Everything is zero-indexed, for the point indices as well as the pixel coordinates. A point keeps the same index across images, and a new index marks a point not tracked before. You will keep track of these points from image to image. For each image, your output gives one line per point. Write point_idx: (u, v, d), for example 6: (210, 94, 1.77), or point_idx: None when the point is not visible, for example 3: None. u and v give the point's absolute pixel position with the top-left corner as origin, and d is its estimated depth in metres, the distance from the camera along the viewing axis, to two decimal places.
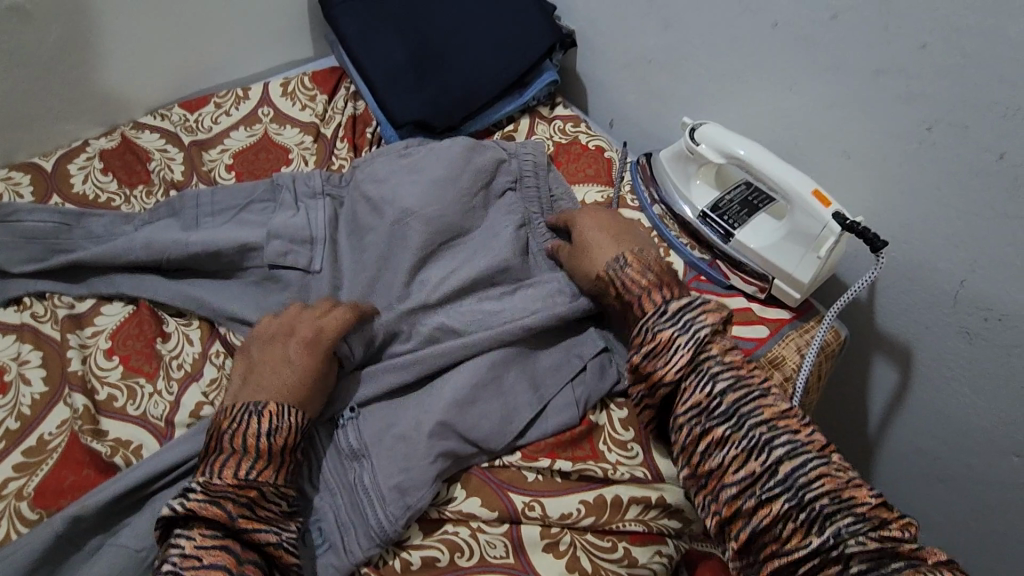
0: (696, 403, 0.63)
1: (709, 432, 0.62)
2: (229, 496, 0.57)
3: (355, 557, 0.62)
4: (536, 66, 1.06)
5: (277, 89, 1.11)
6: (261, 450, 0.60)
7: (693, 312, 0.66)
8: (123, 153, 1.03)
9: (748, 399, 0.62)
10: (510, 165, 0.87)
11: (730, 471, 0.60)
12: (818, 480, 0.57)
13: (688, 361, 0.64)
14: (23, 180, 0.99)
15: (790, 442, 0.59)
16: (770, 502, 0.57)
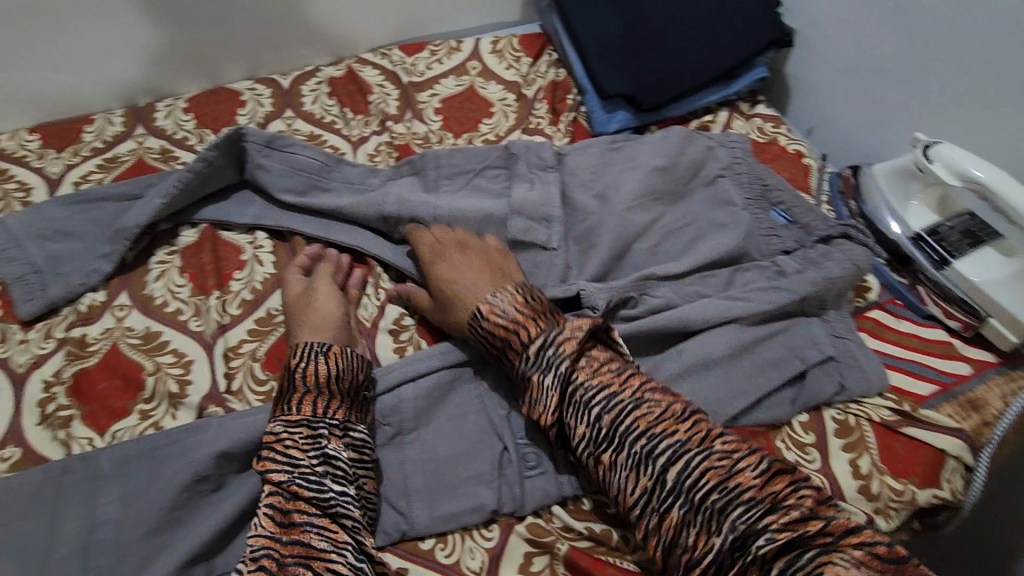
0: (585, 434, 0.64)
1: (596, 455, 0.63)
2: (282, 442, 0.63)
3: (564, 490, 0.68)
4: (749, 61, 1.05)
5: (488, 46, 1.17)
6: (299, 390, 0.66)
7: (550, 351, 0.66)
8: (348, 83, 1.13)
9: (624, 417, 0.63)
10: (718, 153, 0.96)
11: (674, 511, 0.58)
12: (743, 501, 0.56)
13: (560, 397, 0.65)
14: (265, 93, 1.11)
15: (682, 458, 0.59)
16: (678, 525, 0.58)
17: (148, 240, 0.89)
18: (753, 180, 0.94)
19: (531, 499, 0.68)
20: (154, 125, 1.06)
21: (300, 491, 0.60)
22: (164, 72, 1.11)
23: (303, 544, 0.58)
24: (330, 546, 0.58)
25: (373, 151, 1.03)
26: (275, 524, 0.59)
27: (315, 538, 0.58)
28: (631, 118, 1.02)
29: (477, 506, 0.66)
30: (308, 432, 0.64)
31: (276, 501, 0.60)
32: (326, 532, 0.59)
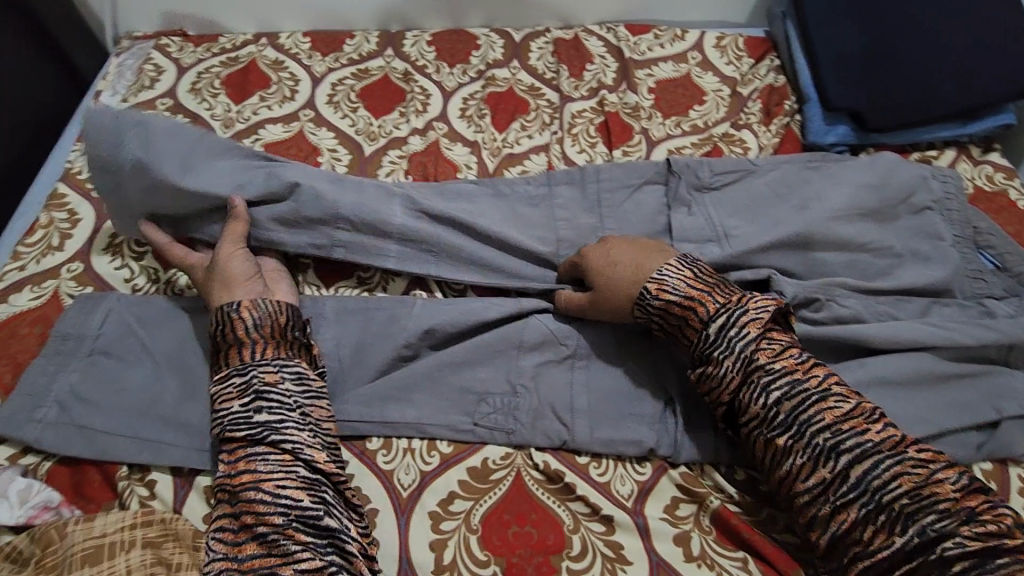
0: (755, 413, 0.65)
1: (765, 435, 0.65)
2: (219, 396, 0.68)
3: (721, 453, 0.70)
4: (998, 104, 1.00)
5: (712, 40, 1.20)
6: (230, 342, 0.70)
7: (734, 331, 0.67)
8: (573, 47, 1.20)
9: (807, 406, 0.63)
10: (931, 187, 0.91)
11: (849, 499, 0.60)
12: (936, 509, 0.57)
13: (739, 379, 0.66)
14: (498, 43, 1.21)
15: (866, 455, 0.60)
16: (855, 518, 0.59)
17: (383, 142, 1.04)
18: (972, 222, 0.89)
19: (688, 451, 0.71)
20: (401, 50, 1.20)
21: (238, 430, 0.64)
22: (420, 7, 1.25)
23: (250, 472, 0.62)
24: (280, 464, 0.62)
25: (576, 114, 1.08)
26: (229, 465, 0.63)
27: (266, 463, 0.62)
28: (851, 134, 1.01)
29: (638, 441, 0.71)
30: (242, 374, 0.68)
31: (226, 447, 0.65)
32: (272, 456, 0.63)
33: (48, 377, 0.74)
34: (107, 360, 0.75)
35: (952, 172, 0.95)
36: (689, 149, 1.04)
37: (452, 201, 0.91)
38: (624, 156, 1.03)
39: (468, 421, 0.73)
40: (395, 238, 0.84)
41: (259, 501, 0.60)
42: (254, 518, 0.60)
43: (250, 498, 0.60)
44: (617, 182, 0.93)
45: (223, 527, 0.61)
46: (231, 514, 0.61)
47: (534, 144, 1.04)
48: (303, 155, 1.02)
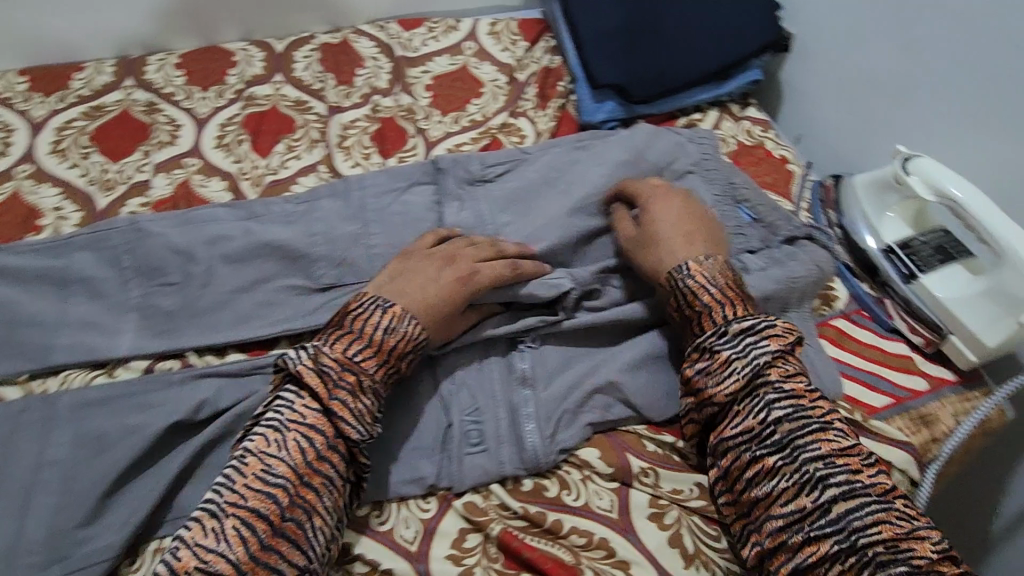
0: (750, 429, 0.62)
1: (747, 453, 0.62)
2: (327, 367, 0.62)
3: (503, 469, 0.67)
4: (742, 62, 1.04)
5: (486, 27, 1.17)
6: (375, 341, 0.65)
7: (753, 339, 0.65)
8: (341, 52, 1.12)
9: (805, 433, 0.60)
10: (690, 151, 0.94)
11: (778, 502, 0.59)
12: (907, 563, 0.52)
13: (743, 385, 0.63)
14: (258, 56, 1.10)
15: (847, 481, 0.57)
16: (829, 552, 0.55)
17: (121, 189, 0.91)
18: (723, 176, 0.92)
19: (470, 475, 0.67)
20: (142, 78, 1.06)
21: (331, 436, 0.61)
22: (161, 28, 1.11)
23: (316, 496, 0.59)
24: (332, 506, 0.60)
25: (348, 125, 1.02)
26: (303, 459, 0.59)
27: (328, 496, 0.60)
28: (621, 109, 1.01)
29: (418, 478, 0.67)
30: (371, 395, 0.63)
31: (314, 441, 0.60)
32: (334, 490, 0.60)
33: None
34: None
35: (707, 131, 0.99)
36: (468, 145, 1.01)
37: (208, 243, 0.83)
38: (400, 162, 0.97)
39: None
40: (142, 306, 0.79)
41: (308, 529, 0.58)
42: (288, 546, 0.56)
43: (281, 532, 0.56)
44: (384, 187, 0.91)
45: (249, 520, 0.55)
46: (272, 519, 0.56)
47: (303, 165, 0.96)
48: (21, 221, 0.87)
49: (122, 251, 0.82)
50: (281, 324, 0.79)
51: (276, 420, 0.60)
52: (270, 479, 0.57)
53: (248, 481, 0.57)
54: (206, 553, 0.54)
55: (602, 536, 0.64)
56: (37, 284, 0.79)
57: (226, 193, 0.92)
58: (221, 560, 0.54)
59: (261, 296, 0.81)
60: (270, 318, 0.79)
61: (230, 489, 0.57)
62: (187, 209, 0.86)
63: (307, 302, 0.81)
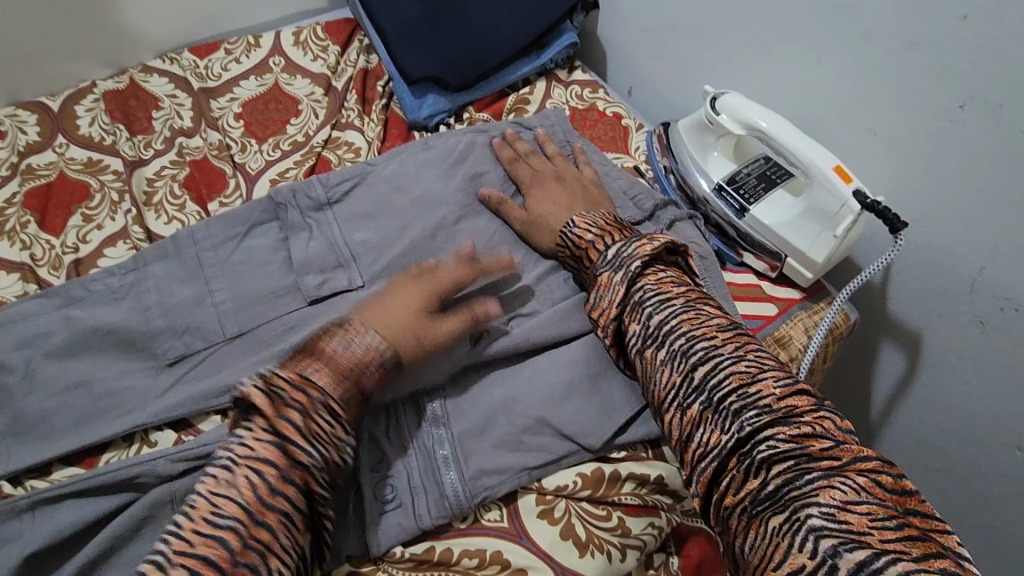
0: (630, 332, 0.66)
1: (641, 350, 0.64)
2: (275, 390, 0.57)
3: (422, 522, 0.62)
4: (555, 26, 1.02)
5: (289, 38, 1.08)
6: (331, 359, 0.60)
7: (625, 249, 0.69)
8: (130, 96, 1.01)
9: (673, 316, 0.63)
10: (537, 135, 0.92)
11: (659, 387, 0.62)
12: (756, 406, 0.55)
13: (624, 296, 0.67)
14: (30, 119, 0.97)
15: (707, 349, 0.60)
16: (697, 420, 0.58)
17: None
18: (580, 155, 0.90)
19: (387, 537, 0.62)
20: None
21: (285, 466, 0.54)
22: None
23: (271, 537, 0.52)
24: (290, 543, 0.53)
25: (153, 177, 0.92)
26: (255, 496, 0.53)
27: (284, 534, 0.53)
28: (443, 99, 0.98)
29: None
30: (328, 408, 0.58)
31: (264, 474, 0.54)
32: (292, 527, 0.54)
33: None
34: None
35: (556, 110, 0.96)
36: (292, 170, 0.93)
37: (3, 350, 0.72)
38: (220, 208, 0.89)
39: None
40: None
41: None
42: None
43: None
44: (206, 237, 0.81)
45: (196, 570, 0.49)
46: (221, 566, 0.49)
47: (107, 235, 0.86)
48: None
49: None
50: (122, 418, 0.70)
51: (229, 459, 0.54)
52: (217, 526, 0.51)
53: (195, 527, 0.51)
54: None
55: (496, 550, 0.62)
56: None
57: (20, 284, 0.81)
58: None
59: (100, 389, 0.71)
60: (105, 414, 0.70)
61: (176, 536, 0.51)
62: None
63: (158, 383, 0.72)
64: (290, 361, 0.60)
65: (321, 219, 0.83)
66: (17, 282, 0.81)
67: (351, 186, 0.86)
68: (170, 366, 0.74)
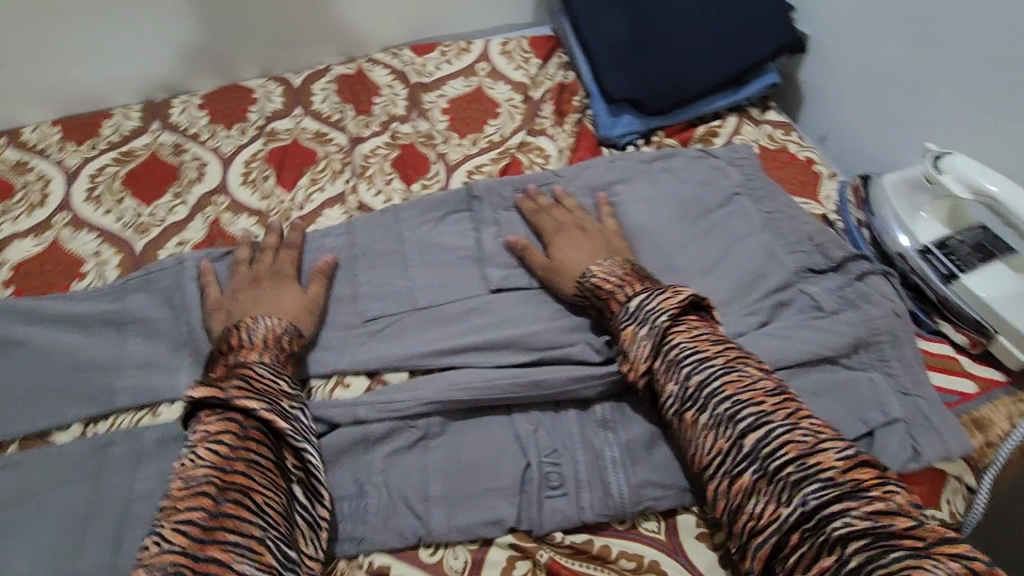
0: (666, 391, 0.65)
1: (679, 411, 0.64)
2: (239, 382, 0.65)
3: (585, 515, 0.65)
4: (758, 65, 1.04)
5: (498, 47, 1.18)
6: (243, 342, 0.72)
7: (647, 303, 0.70)
8: (357, 81, 1.14)
9: (715, 378, 0.63)
10: (732, 173, 0.95)
11: (702, 452, 0.61)
12: (819, 479, 0.55)
13: (650, 349, 0.67)
14: (276, 91, 1.13)
15: (753, 415, 0.60)
16: (750, 491, 0.57)
17: (156, 232, 0.93)
18: (772, 196, 0.93)
19: (550, 520, 0.65)
20: (168, 120, 1.09)
21: (242, 428, 0.61)
22: (182, 70, 1.15)
23: (246, 477, 0.58)
24: (268, 483, 0.59)
25: (369, 153, 1.03)
26: (218, 456, 0.58)
27: (259, 475, 0.59)
28: (637, 121, 1.01)
29: (495, 520, 0.65)
30: (247, 373, 0.66)
31: (223, 439, 0.60)
32: (264, 470, 0.60)
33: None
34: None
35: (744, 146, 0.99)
36: (488, 166, 1.01)
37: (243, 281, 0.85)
38: (423, 189, 0.98)
39: None
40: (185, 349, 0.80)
41: (247, 507, 0.56)
42: (232, 524, 0.55)
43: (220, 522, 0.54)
44: (418, 218, 0.92)
45: (185, 516, 0.54)
46: (207, 505, 0.55)
47: (327, 198, 0.97)
48: (62, 269, 0.89)
49: (170, 294, 0.84)
50: (329, 358, 0.79)
51: (188, 441, 0.60)
52: (192, 486, 0.57)
53: (197, 497, 0.56)
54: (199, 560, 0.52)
55: (654, 560, 0.63)
56: (96, 328, 0.82)
57: (255, 226, 0.94)
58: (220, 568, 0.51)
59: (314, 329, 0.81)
60: (314, 351, 0.80)
61: (162, 510, 0.56)
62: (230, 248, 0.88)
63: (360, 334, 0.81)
64: (217, 364, 0.71)
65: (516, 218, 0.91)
66: (255, 225, 0.94)
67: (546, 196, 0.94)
68: (373, 322, 0.83)
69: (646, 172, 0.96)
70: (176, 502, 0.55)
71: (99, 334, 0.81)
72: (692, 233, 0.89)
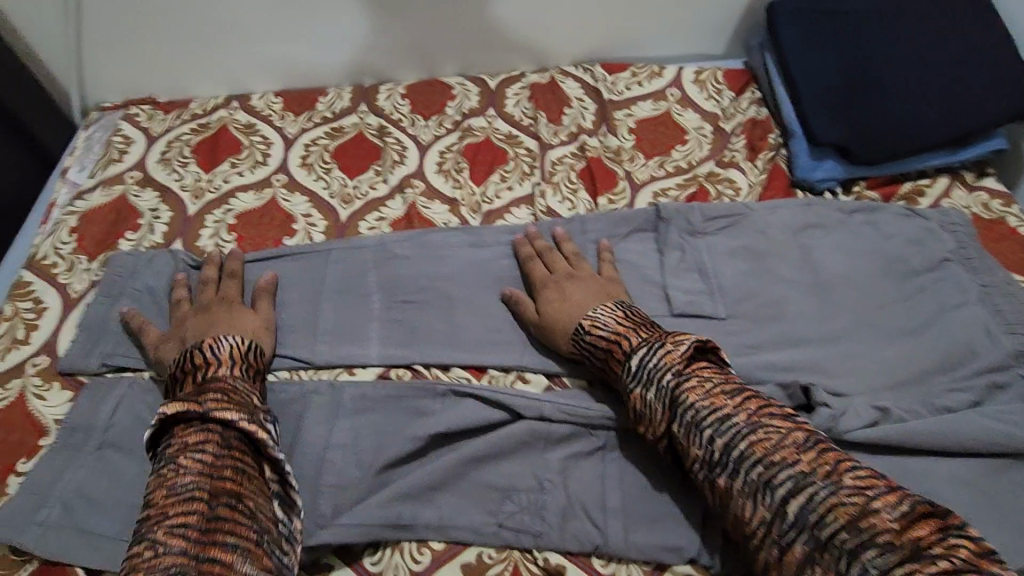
0: (696, 457, 0.62)
1: (713, 477, 0.61)
2: (212, 395, 0.64)
3: None
4: (985, 129, 0.97)
5: (690, 75, 1.18)
6: (215, 359, 0.71)
7: (653, 364, 0.67)
8: (549, 91, 1.18)
9: (737, 439, 0.59)
10: (944, 238, 0.89)
11: (754, 528, 0.57)
12: (877, 544, 0.49)
13: (669, 410, 0.65)
14: (473, 90, 1.19)
15: (788, 477, 0.55)
16: (803, 563, 0.53)
17: (359, 205, 1.01)
18: (991, 269, 0.86)
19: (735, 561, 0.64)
20: (374, 104, 1.18)
21: (223, 441, 0.61)
22: (391, 60, 1.24)
23: (234, 514, 0.56)
24: (253, 515, 0.58)
25: (556, 161, 1.06)
26: (207, 479, 0.57)
27: (241, 505, 0.58)
28: (839, 168, 0.98)
29: (676, 547, 0.65)
30: (237, 399, 0.65)
31: (208, 448, 0.60)
32: (252, 483, 0.60)
33: (47, 484, 0.71)
34: (116, 454, 0.74)
35: (957, 211, 0.93)
36: (674, 191, 1.01)
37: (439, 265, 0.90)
38: (608, 204, 0.99)
39: (492, 521, 0.67)
40: (380, 317, 0.86)
41: (236, 535, 0.56)
42: (230, 527, 0.56)
43: (212, 558, 0.53)
44: (604, 230, 0.93)
45: (178, 521, 0.54)
46: (190, 546, 0.53)
47: (514, 197, 1.01)
48: (277, 225, 0.98)
49: (372, 265, 0.91)
50: (512, 353, 0.82)
51: (167, 468, 0.58)
52: (179, 494, 0.56)
53: (168, 531, 0.54)
54: None
55: None
56: (303, 283, 0.89)
57: (447, 213, 0.99)
58: None
59: (498, 320, 0.85)
60: (496, 343, 0.83)
61: (147, 543, 0.53)
62: (425, 231, 0.93)
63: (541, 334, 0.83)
64: (190, 379, 0.69)
65: (705, 249, 0.90)
66: (447, 213, 0.99)
67: (736, 231, 0.92)
68: None
69: (846, 221, 0.92)
70: (170, 512, 0.54)
71: (305, 289, 0.88)
72: (894, 295, 0.84)
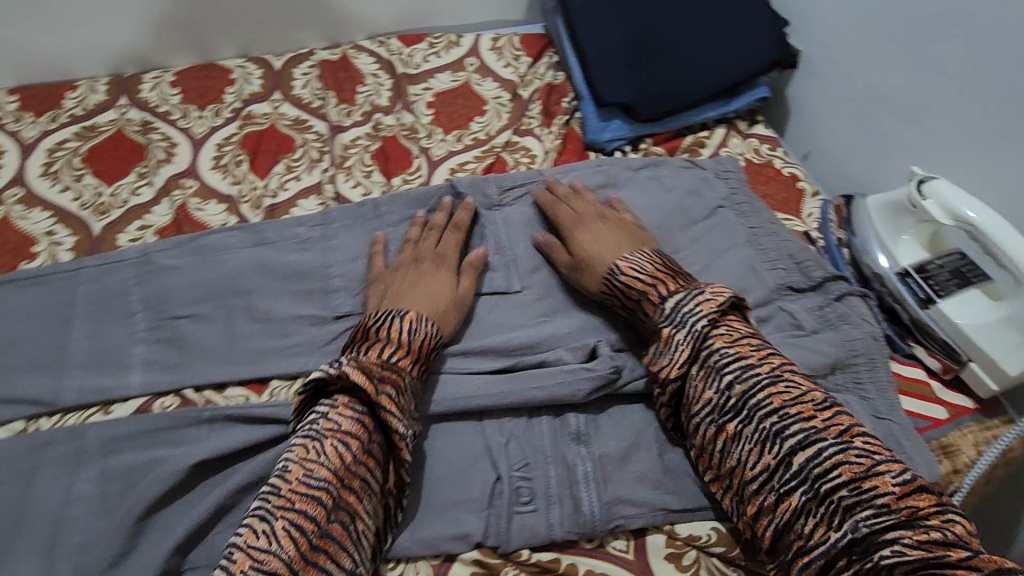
0: (708, 400, 0.64)
1: (718, 422, 0.63)
2: (367, 365, 0.61)
3: (554, 532, 0.64)
4: (751, 79, 1.04)
5: (488, 42, 1.15)
6: (404, 342, 0.66)
7: (688, 308, 0.67)
8: (340, 68, 1.10)
9: (758, 390, 0.62)
10: (719, 185, 0.95)
11: (746, 464, 0.61)
12: (874, 504, 0.54)
13: (691, 357, 0.66)
14: (255, 72, 1.08)
15: (803, 428, 0.58)
16: (797, 507, 0.57)
17: (118, 215, 0.88)
18: (757, 210, 0.92)
19: (519, 535, 0.64)
20: (137, 96, 1.03)
21: (366, 441, 0.58)
22: (156, 46, 1.09)
23: (346, 518, 0.55)
24: (371, 508, 0.58)
25: (349, 144, 0.99)
26: (342, 463, 0.56)
27: (367, 499, 0.57)
28: (627, 127, 1.01)
29: (461, 535, 0.63)
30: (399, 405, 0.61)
31: (350, 444, 0.57)
32: (372, 493, 0.58)
33: None
34: None
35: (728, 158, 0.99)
36: (472, 164, 0.98)
37: (212, 271, 0.81)
38: (403, 184, 0.95)
39: None
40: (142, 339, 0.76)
41: (350, 533, 0.55)
42: (337, 547, 0.53)
43: (321, 544, 0.52)
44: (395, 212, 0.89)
45: (298, 517, 0.52)
46: (319, 519, 0.53)
47: (303, 187, 0.94)
48: (12, 248, 0.84)
49: (133, 283, 0.80)
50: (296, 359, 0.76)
51: (312, 434, 0.57)
52: (311, 485, 0.54)
53: (293, 487, 0.54)
54: (259, 553, 0.50)
55: None
56: (42, 314, 0.77)
57: (223, 213, 0.90)
58: (275, 560, 0.50)
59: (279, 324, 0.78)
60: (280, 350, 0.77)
61: (266, 510, 0.53)
62: (193, 236, 0.84)
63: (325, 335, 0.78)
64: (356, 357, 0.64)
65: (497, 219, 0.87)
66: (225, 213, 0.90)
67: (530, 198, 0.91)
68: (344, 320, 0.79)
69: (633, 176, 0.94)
70: (294, 500, 0.53)
71: (43, 321, 0.76)
72: (675, 246, 0.88)
